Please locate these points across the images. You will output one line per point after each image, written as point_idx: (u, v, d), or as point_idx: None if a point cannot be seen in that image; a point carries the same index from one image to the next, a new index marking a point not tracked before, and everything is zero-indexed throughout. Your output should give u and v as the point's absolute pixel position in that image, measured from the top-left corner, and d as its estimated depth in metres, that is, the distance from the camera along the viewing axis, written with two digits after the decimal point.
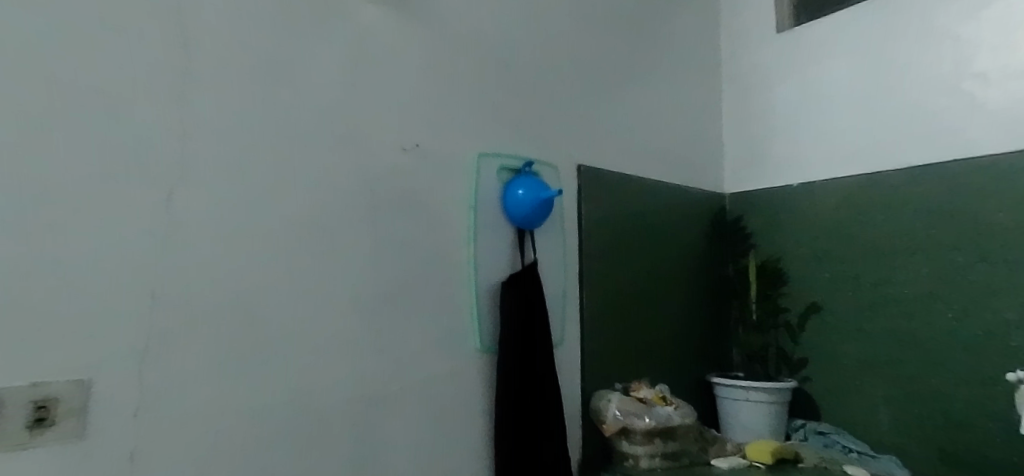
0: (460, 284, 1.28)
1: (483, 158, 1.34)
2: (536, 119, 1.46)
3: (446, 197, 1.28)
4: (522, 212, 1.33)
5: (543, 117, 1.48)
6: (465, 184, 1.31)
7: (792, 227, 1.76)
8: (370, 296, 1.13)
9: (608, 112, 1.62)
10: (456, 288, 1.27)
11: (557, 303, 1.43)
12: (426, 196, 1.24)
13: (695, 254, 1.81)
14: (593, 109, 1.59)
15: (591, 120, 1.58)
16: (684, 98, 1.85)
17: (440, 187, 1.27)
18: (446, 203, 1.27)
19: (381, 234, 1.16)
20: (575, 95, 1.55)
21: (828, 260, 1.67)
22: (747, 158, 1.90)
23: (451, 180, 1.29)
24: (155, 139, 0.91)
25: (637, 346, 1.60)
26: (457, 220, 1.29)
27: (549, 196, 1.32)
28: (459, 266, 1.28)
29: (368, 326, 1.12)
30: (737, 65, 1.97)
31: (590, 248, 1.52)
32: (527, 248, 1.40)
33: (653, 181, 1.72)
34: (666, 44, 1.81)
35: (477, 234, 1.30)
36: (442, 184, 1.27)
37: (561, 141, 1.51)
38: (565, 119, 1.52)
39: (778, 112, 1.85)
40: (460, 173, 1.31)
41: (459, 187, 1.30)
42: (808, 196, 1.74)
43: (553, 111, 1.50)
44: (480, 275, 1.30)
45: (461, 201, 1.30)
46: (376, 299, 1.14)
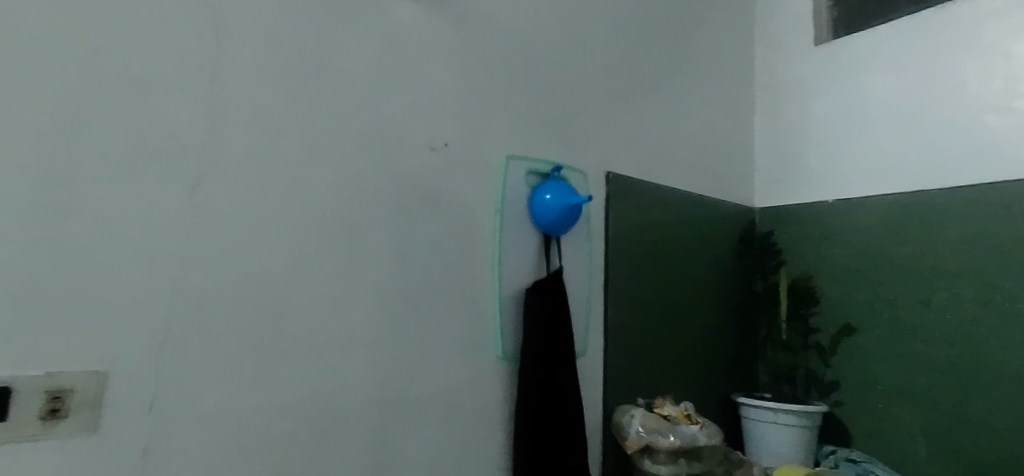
0: (484, 287, 1.24)
1: (511, 161, 1.31)
2: (566, 122, 1.43)
3: (473, 199, 1.25)
4: (552, 213, 1.30)
5: (573, 121, 1.44)
6: (493, 186, 1.28)
7: (826, 245, 1.70)
8: (392, 296, 1.10)
9: (639, 119, 1.59)
10: (479, 292, 1.24)
11: (581, 313, 1.39)
12: (453, 196, 1.21)
13: (724, 268, 1.75)
14: (625, 116, 1.56)
15: (622, 126, 1.55)
16: (717, 109, 1.81)
17: (467, 188, 1.24)
18: (473, 205, 1.24)
19: (407, 233, 1.14)
20: (606, 100, 1.52)
21: (862, 280, 1.61)
22: (780, 172, 1.85)
23: (478, 182, 1.26)
24: (183, 128, 0.89)
25: (662, 361, 1.55)
26: (483, 223, 1.26)
27: (577, 202, 1.29)
28: (483, 270, 1.25)
29: (390, 328, 1.09)
30: (773, 78, 1.92)
31: (616, 258, 1.48)
32: (553, 255, 1.36)
33: (682, 191, 1.67)
34: (701, 53, 1.77)
35: (503, 237, 1.27)
36: (470, 184, 1.24)
37: (591, 146, 1.47)
38: (596, 125, 1.49)
39: (815, 126, 1.79)
40: (489, 174, 1.28)
41: (487, 189, 1.27)
42: (844, 213, 1.68)
43: (584, 116, 1.47)
44: (504, 280, 1.26)
45: (488, 204, 1.27)
46: (400, 300, 1.11)
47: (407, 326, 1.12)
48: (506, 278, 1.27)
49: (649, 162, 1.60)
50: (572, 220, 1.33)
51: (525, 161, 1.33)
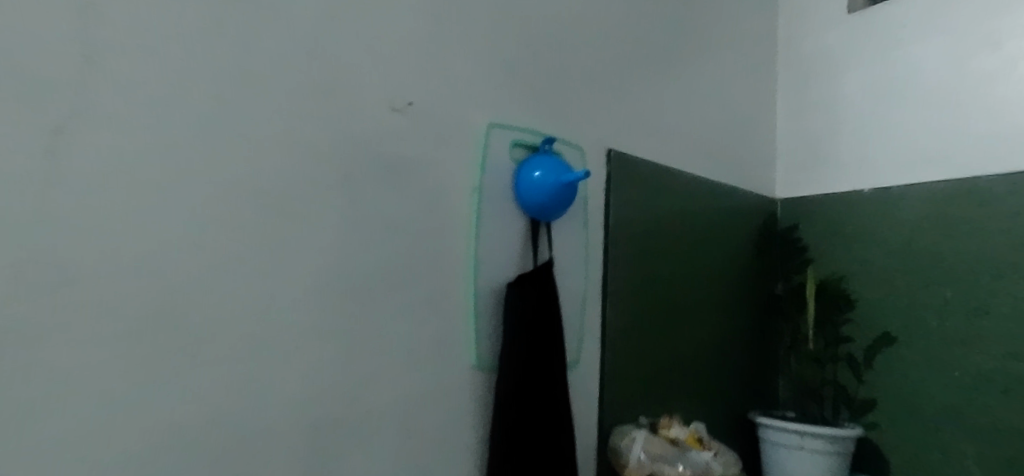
0: (457, 280, 1.02)
1: (494, 128, 1.08)
2: (561, 87, 1.21)
3: (446, 171, 1.01)
4: (542, 194, 1.08)
5: (569, 86, 1.22)
6: (472, 157, 1.05)
7: (859, 241, 1.47)
8: (340, 289, 0.86)
9: (646, 90, 1.36)
10: (451, 286, 1.01)
11: (574, 314, 1.17)
12: (421, 166, 0.98)
13: (739, 266, 1.52)
14: (630, 86, 1.33)
15: (626, 96, 1.32)
16: (735, 85, 1.58)
17: (439, 158, 1.00)
18: (446, 179, 1.01)
19: (362, 210, 0.90)
20: (608, 64, 1.29)
21: (904, 283, 1.38)
22: (806, 157, 1.62)
23: (453, 151, 1.03)
24: (40, 42, 0.62)
25: (667, 372, 1.33)
26: (458, 201, 1.03)
27: (573, 180, 1.07)
28: (457, 259, 1.02)
29: (336, 330, 0.86)
30: (798, 52, 1.68)
31: (616, 250, 1.25)
32: (542, 244, 1.14)
33: (694, 176, 1.45)
34: (719, 20, 1.55)
35: (483, 219, 1.05)
36: (442, 153, 1.01)
37: (589, 118, 1.25)
38: (596, 93, 1.26)
39: (847, 106, 1.56)
40: (467, 143, 1.05)
41: (464, 160, 1.04)
42: (883, 205, 1.44)
43: (583, 83, 1.24)
44: (481, 271, 1.04)
45: (464, 179, 1.04)
46: (350, 294, 0.88)
47: (359, 327, 0.88)
48: (484, 269, 1.04)
49: (657, 140, 1.38)
50: (566, 203, 1.11)
51: (511, 130, 1.11)
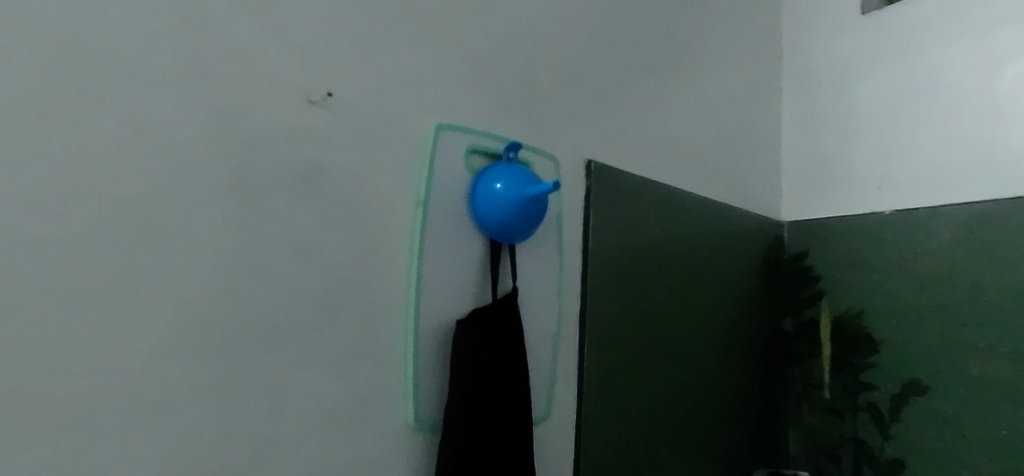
0: (392, 320, 0.79)
1: (443, 131, 0.86)
2: (531, 84, 1.00)
3: (380, 182, 0.80)
4: (500, 211, 0.87)
5: (539, 84, 1.02)
6: (415, 164, 0.84)
7: (881, 270, 1.27)
8: (213, 337, 0.63)
9: (632, 92, 1.17)
10: (383, 328, 0.78)
11: (543, 359, 0.96)
12: (343, 174, 0.76)
13: (741, 299, 1.32)
14: (613, 86, 1.13)
15: (609, 100, 1.13)
16: (735, 92, 1.39)
17: (370, 166, 0.79)
18: (381, 191, 0.80)
19: (255, 231, 0.67)
20: (587, 62, 1.10)
21: (936, 320, 1.17)
22: (817, 175, 1.43)
23: (389, 158, 0.81)
24: None
25: (658, 427, 1.12)
26: (396, 220, 0.81)
27: (540, 192, 0.86)
28: (392, 293, 0.79)
29: (214, 391, 0.63)
30: (805, 57, 1.49)
31: (596, 280, 1.05)
32: (505, 271, 0.93)
33: (687, 194, 1.25)
34: (717, 18, 1.36)
35: (425, 243, 0.82)
36: (374, 159, 0.79)
37: (564, 123, 1.05)
38: (572, 94, 1.07)
39: (862, 116, 1.37)
40: (408, 146, 0.83)
41: (405, 168, 0.82)
42: (909, 229, 1.24)
43: (557, 80, 1.05)
44: (422, 309, 0.81)
45: (404, 191, 0.82)
46: (234, 344, 0.65)
47: (246, 388, 0.65)
48: (427, 306, 0.82)
49: (645, 151, 1.18)
50: (531, 222, 0.90)
51: (467, 134, 0.90)
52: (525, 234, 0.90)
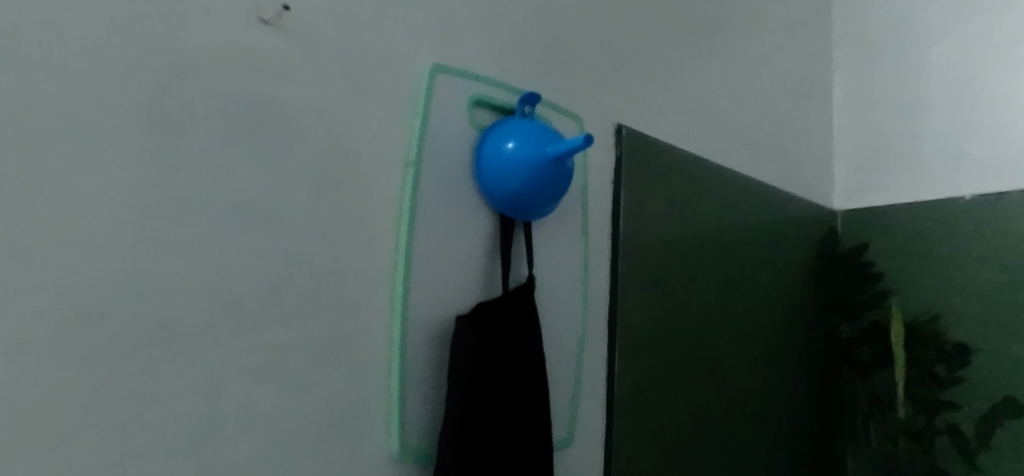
0: (373, 316, 0.58)
1: (441, 73, 0.66)
2: (551, 26, 0.81)
3: (361, 128, 0.59)
4: (518, 173, 0.67)
5: (562, 28, 0.83)
6: (406, 111, 0.63)
7: (962, 266, 1.07)
8: (79, 344, 0.39)
9: (668, 48, 0.98)
10: (367, 325, 0.57)
11: (567, 366, 0.76)
12: (305, 113, 0.54)
13: (793, 299, 1.11)
14: (647, 39, 0.95)
15: (643, 55, 0.94)
16: (779, 58, 1.20)
17: (347, 105, 0.57)
18: (359, 141, 0.58)
19: (163, 180, 0.44)
20: (618, 6, 0.91)
21: None
22: (876, 156, 1.24)
23: (376, 97, 0.60)
24: None
25: (702, 453, 0.92)
26: (385, 180, 0.60)
27: (571, 146, 0.65)
28: (372, 280, 0.58)
29: (98, 419, 0.40)
30: (861, 21, 1.30)
31: (628, 271, 0.85)
32: (519, 257, 0.73)
33: (733, 172, 1.06)
34: None
35: (416, 213, 0.61)
36: (353, 96, 0.58)
37: (590, 77, 0.86)
38: (600, 43, 0.88)
39: (933, 87, 1.18)
40: (398, 85, 0.63)
41: (393, 115, 0.62)
42: (996, 217, 1.05)
43: (582, 24, 0.86)
44: (412, 301, 0.60)
45: (392, 144, 0.61)
46: (129, 348, 0.42)
47: (141, 424, 0.42)
48: (418, 297, 0.60)
49: (683, 118, 0.99)
50: (556, 189, 0.70)
51: (472, 81, 0.69)
52: (548, 204, 0.70)
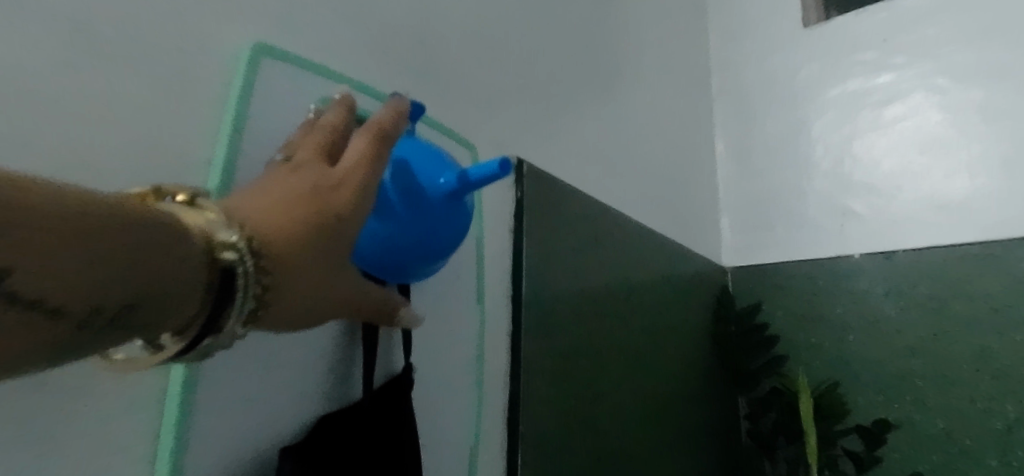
0: (132, 444, 0.38)
1: (267, 58, 0.47)
2: (432, 37, 0.66)
3: (138, 149, 0.40)
4: (391, 208, 0.45)
5: (444, 40, 0.67)
6: (211, 120, 0.44)
7: (857, 327, 1.02)
8: None
9: (560, 79, 0.85)
10: (115, 460, 0.37)
11: (454, 475, 0.59)
12: (41, 131, 0.36)
13: (692, 368, 1.00)
14: (540, 67, 0.82)
15: (535, 83, 0.80)
16: (665, 102, 1.12)
17: (112, 108, 0.39)
18: (147, 172, 0.40)
19: None
20: (505, 26, 0.77)
21: (932, 390, 0.93)
22: (763, 211, 1.18)
23: (164, 98, 0.42)
24: None
25: None
26: None
27: (478, 174, 0.45)
28: (146, 385, 0.39)
29: None
30: (740, 74, 1.27)
31: (532, 347, 0.69)
32: (391, 341, 0.54)
33: (631, 222, 0.94)
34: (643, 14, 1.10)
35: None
36: (126, 95, 0.40)
37: (476, 103, 0.70)
38: (487, 64, 0.73)
39: (815, 144, 1.16)
40: (207, 90, 0.45)
41: (194, 128, 0.43)
42: (883, 277, 1.02)
43: (470, 41, 0.71)
44: (194, 428, 0.40)
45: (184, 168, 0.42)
46: None
47: None
48: (207, 420, 0.40)
49: (577, 160, 0.86)
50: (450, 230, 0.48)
51: (325, 82, 0.51)
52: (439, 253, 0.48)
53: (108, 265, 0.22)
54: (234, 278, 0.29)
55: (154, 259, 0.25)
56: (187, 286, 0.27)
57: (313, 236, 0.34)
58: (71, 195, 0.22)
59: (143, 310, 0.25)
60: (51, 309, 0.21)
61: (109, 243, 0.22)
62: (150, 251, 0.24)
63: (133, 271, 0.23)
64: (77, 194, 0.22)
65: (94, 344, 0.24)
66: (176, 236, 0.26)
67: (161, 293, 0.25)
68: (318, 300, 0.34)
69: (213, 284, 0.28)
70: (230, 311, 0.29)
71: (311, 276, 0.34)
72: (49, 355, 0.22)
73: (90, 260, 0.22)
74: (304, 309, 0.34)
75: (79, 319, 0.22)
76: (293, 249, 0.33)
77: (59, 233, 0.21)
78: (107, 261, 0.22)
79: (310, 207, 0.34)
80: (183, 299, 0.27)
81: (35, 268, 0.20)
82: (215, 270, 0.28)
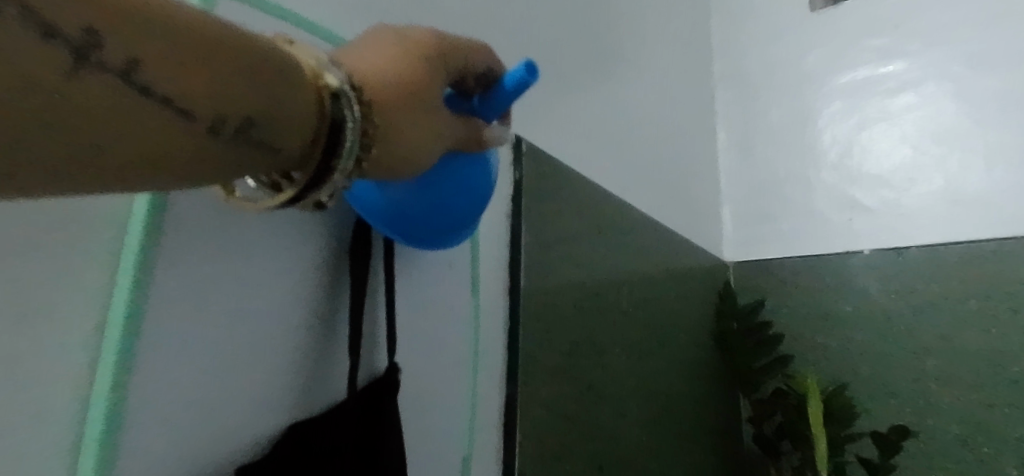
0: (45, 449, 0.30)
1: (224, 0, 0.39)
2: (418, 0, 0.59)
3: None
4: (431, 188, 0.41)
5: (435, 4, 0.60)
6: None
7: (867, 327, 0.97)
8: None
9: (558, 55, 0.79)
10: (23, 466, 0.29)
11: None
12: None
13: (694, 368, 0.95)
14: (538, 41, 0.76)
15: (532, 57, 0.74)
16: (666, 86, 1.06)
17: None
18: None
19: None
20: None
21: (945, 394, 0.89)
22: (767, 204, 1.13)
23: None
24: None
25: None
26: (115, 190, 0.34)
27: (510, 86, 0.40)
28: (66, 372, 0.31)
29: None
30: (742, 60, 1.21)
31: (530, 347, 0.63)
32: (376, 336, 0.47)
33: (632, 212, 0.87)
34: None
35: (155, 269, 0.34)
36: None
37: None
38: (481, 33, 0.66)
39: (822, 133, 1.11)
40: None
41: None
42: (894, 273, 0.97)
43: (462, 8, 0.64)
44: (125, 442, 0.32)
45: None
46: None
47: None
48: (144, 425, 0.33)
49: (576, 143, 0.79)
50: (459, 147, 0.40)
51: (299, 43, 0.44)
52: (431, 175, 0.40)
53: (220, 74, 0.24)
54: (339, 118, 0.30)
55: (259, 83, 0.26)
56: (295, 118, 0.28)
57: (412, 80, 0.34)
58: (195, 13, 0.24)
59: (256, 130, 0.26)
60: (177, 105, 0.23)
61: (219, 54, 0.24)
62: (263, 71, 0.26)
63: (243, 87, 0.25)
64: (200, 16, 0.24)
65: (215, 158, 0.25)
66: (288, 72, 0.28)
67: (270, 116, 0.27)
68: (417, 158, 0.35)
69: (323, 124, 0.30)
70: (338, 156, 0.30)
71: (418, 130, 0.34)
72: (185, 157, 0.24)
73: (203, 68, 0.23)
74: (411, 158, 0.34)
75: (204, 124, 0.24)
76: (393, 104, 0.33)
77: (176, 35, 0.22)
78: (219, 74, 0.24)
79: (413, 65, 0.34)
80: (291, 129, 0.28)
81: (163, 66, 0.22)
82: (325, 109, 0.30)
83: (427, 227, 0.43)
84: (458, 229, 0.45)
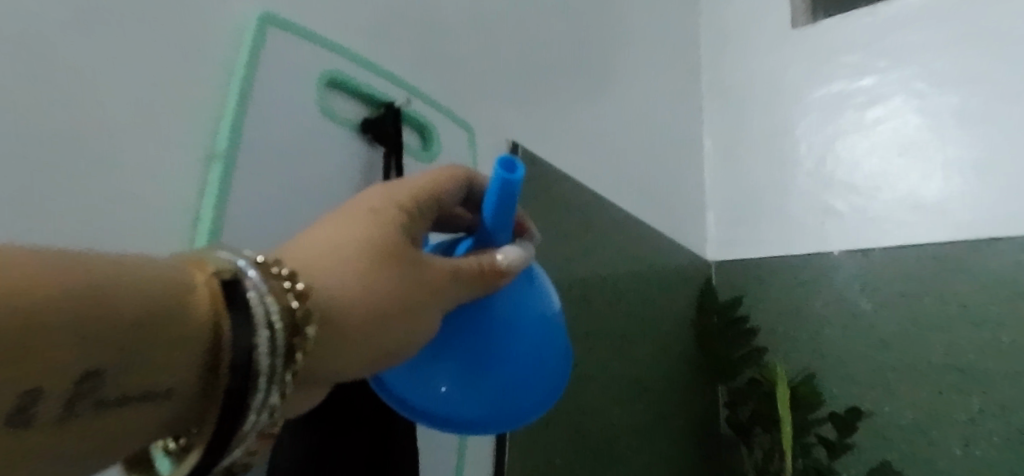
0: None
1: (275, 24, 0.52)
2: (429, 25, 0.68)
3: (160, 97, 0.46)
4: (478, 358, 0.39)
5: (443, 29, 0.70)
6: (223, 79, 0.50)
7: (834, 322, 1.05)
8: None
9: (555, 70, 0.88)
10: None
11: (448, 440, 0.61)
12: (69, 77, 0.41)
13: (675, 356, 1.03)
14: (536, 58, 0.85)
15: (529, 72, 0.83)
16: (656, 97, 1.14)
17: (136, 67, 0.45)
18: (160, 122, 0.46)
19: None
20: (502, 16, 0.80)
21: (902, 382, 0.97)
22: (748, 208, 1.21)
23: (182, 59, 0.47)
24: None
25: None
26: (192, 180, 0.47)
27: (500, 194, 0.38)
28: None
29: None
30: (730, 74, 1.30)
31: None
32: None
33: (620, 212, 0.96)
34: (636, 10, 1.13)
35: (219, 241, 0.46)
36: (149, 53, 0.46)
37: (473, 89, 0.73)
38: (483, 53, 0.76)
39: (799, 142, 1.19)
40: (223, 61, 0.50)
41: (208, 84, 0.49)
42: (859, 273, 1.06)
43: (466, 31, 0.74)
44: None
45: (189, 145, 0.47)
46: None
47: None
48: None
49: (568, 148, 0.88)
50: (475, 301, 0.39)
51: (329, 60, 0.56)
52: (465, 349, 0.39)
53: (76, 343, 0.21)
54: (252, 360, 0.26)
55: (134, 337, 0.23)
56: (175, 373, 0.24)
57: (363, 252, 0.32)
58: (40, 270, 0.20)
59: (128, 391, 0.23)
60: (20, 418, 0.20)
61: (74, 312, 0.20)
62: (125, 324, 0.22)
63: (106, 349, 0.22)
64: (71, 271, 0.21)
65: (74, 442, 0.23)
66: (176, 307, 0.24)
67: (143, 377, 0.23)
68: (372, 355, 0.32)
69: (214, 366, 0.25)
70: (249, 407, 0.26)
71: (364, 331, 0.31)
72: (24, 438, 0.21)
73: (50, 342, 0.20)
74: (365, 342, 0.32)
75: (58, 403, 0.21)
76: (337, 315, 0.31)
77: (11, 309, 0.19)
78: (80, 335, 0.21)
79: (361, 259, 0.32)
80: (166, 382, 0.24)
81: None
82: (222, 337, 0.26)
83: (500, 402, 0.40)
84: (535, 361, 0.41)
